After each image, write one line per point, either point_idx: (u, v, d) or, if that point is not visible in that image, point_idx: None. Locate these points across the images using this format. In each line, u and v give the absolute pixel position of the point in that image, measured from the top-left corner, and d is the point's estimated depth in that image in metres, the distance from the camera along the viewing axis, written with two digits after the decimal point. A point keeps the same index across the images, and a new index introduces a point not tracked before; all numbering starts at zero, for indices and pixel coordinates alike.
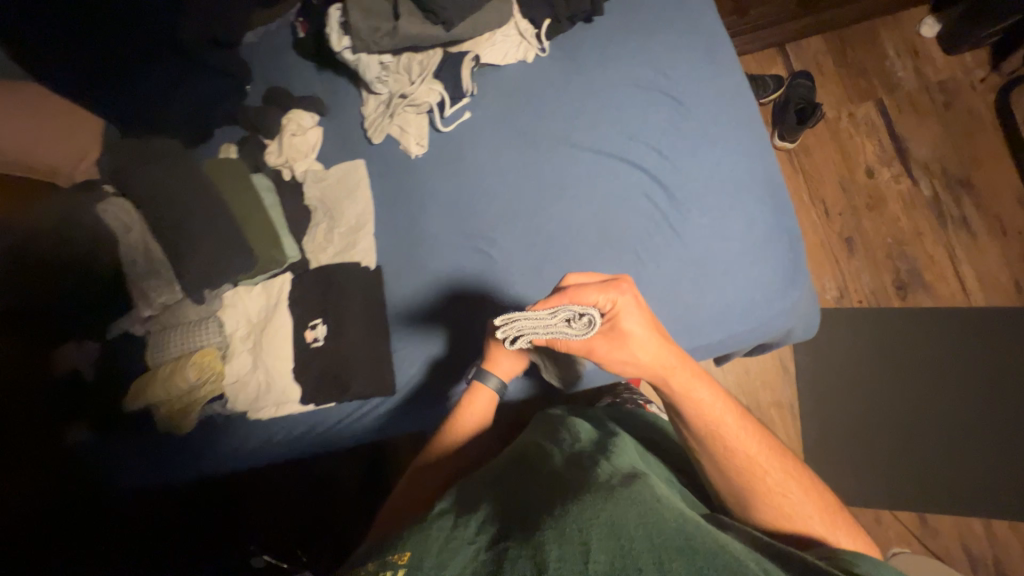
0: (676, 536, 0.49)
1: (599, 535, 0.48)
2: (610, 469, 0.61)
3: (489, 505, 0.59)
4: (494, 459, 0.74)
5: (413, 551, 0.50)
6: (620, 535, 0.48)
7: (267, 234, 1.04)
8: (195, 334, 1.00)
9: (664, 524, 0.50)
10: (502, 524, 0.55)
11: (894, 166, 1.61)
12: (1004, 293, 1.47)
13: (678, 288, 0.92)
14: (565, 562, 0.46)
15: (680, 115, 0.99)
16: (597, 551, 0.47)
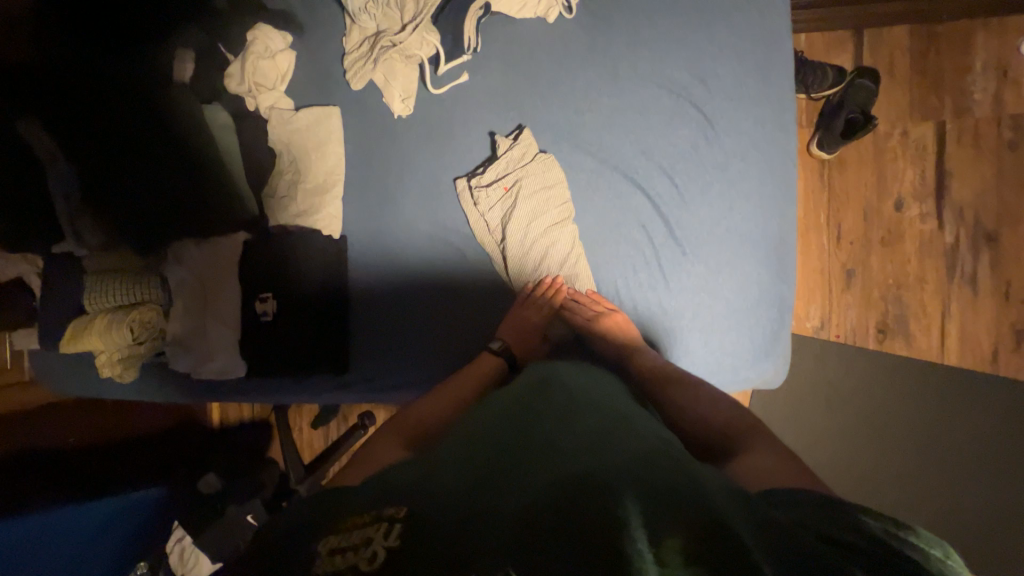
0: (668, 499, 0.49)
1: (593, 501, 0.48)
2: (603, 433, 0.61)
3: (485, 468, 0.57)
4: (488, 403, 0.74)
5: (408, 508, 0.50)
6: (611, 501, 0.48)
7: (223, 188, 0.95)
8: (136, 287, 0.94)
9: (663, 509, 0.47)
10: (498, 490, 0.53)
11: (926, 203, 1.47)
12: (979, 358, 1.45)
13: (649, 335, 0.88)
14: (557, 530, 0.46)
15: (704, 139, 0.87)
16: (589, 518, 0.46)
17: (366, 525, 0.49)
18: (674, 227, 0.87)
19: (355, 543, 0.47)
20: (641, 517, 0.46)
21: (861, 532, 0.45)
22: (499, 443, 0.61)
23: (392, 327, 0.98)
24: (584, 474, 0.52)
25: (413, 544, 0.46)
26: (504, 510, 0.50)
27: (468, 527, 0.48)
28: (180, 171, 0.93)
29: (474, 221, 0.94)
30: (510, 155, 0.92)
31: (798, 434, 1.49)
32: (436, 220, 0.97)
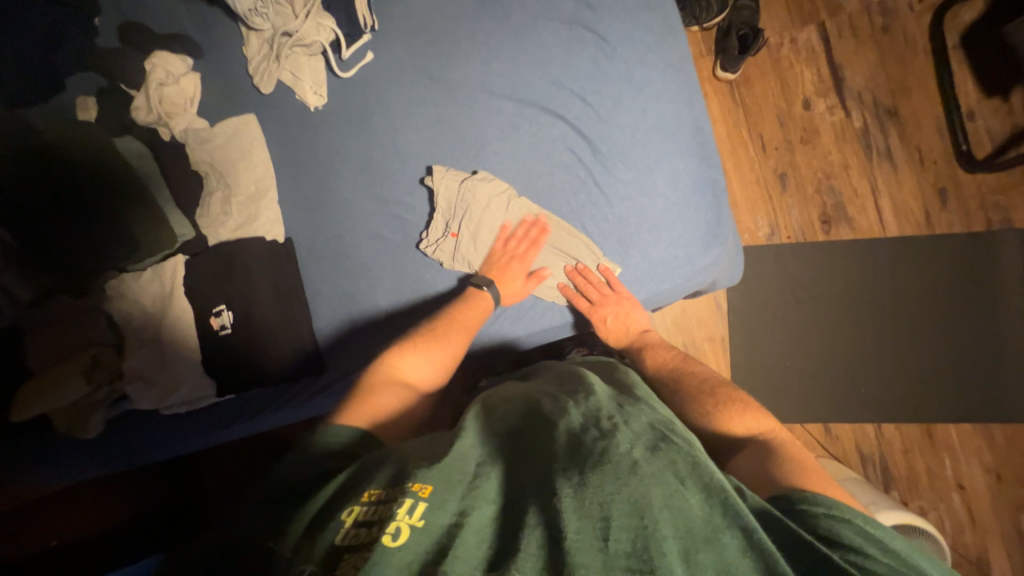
0: (701, 518, 0.49)
1: (622, 508, 0.48)
2: (633, 430, 0.58)
3: (509, 458, 0.58)
4: (508, 396, 0.73)
5: (434, 488, 0.51)
6: (643, 514, 0.48)
7: (146, 213, 0.91)
8: (83, 330, 0.90)
9: (690, 509, 0.50)
10: (521, 480, 0.54)
11: (830, 98, 1.59)
12: (914, 223, 1.55)
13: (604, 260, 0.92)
14: (584, 534, 0.46)
15: (603, 57, 0.93)
16: (618, 527, 0.47)
17: (386, 503, 0.51)
18: (598, 144, 0.92)
19: (376, 519, 0.50)
20: (676, 535, 0.47)
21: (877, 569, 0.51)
22: (520, 445, 0.60)
23: (357, 311, 0.97)
24: (614, 477, 0.50)
25: (434, 532, 0.48)
26: (530, 506, 0.50)
27: (492, 526, 0.50)
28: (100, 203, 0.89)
29: (447, 263, 0.95)
30: (446, 191, 0.93)
31: (780, 337, 1.54)
32: (375, 196, 0.98)
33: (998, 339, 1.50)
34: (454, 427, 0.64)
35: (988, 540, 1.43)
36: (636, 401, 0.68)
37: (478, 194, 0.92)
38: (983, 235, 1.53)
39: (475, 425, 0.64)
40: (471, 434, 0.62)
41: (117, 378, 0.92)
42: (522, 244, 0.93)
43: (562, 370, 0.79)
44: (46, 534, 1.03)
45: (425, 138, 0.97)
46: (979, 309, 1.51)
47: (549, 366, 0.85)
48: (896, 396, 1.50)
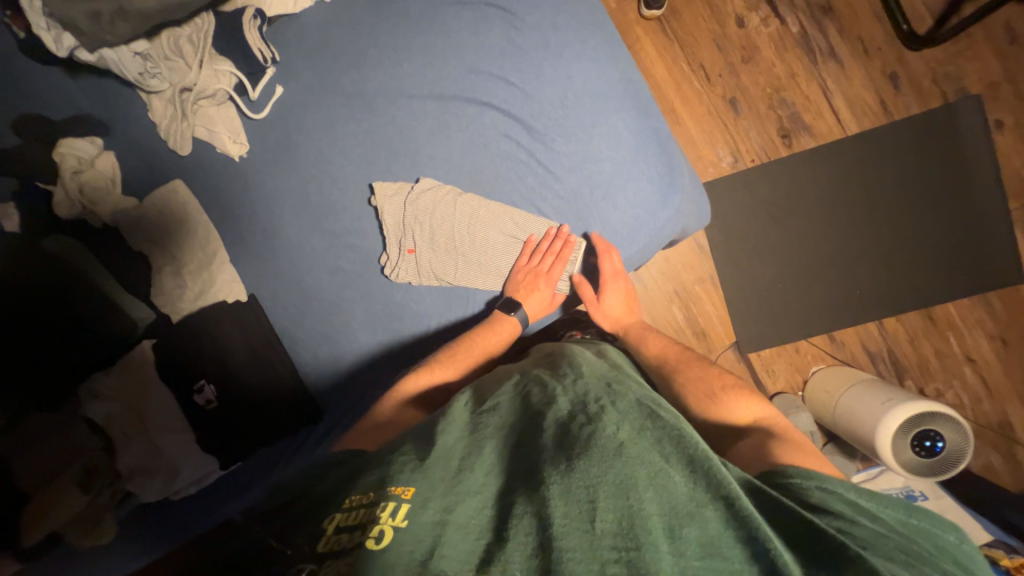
0: (687, 495, 0.51)
1: (607, 491, 0.50)
2: (618, 415, 0.60)
3: (494, 450, 0.59)
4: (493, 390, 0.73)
5: (417, 486, 0.51)
6: (630, 495, 0.49)
7: (100, 308, 0.89)
8: (66, 441, 0.85)
9: (674, 484, 0.51)
10: (508, 476, 0.55)
11: (761, 9, 1.55)
12: (873, 115, 1.53)
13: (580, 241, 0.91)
14: (570, 518, 0.47)
15: (514, 28, 0.89)
16: (603, 510, 0.48)
17: (370, 505, 0.51)
18: (531, 122, 0.89)
19: (359, 523, 0.49)
20: (660, 512, 0.49)
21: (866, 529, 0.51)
22: (506, 438, 0.61)
23: (342, 350, 0.96)
24: (599, 462, 0.52)
25: (421, 532, 0.48)
26: (517, 498, 0.51)
27: (479, 518, 0.51)
28: (47, 313, 0.86)
29: (416, 283, 0.93)
30: (394, 210, 0.91)
31: (766, 260, 1.54)
32: (325, 232, 0.95)
33: (977, 209, 1.49)
34: (442, 421, 0.64)
35: (1007, 403, 1.46)
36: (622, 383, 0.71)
37: (430, 236, 0.91)
38: (942, 109, 1.51)
39: (465, 414, 0.65)
40: (458, 428, 0.62)
41: (117, 478, 0.89)
42: (548, 259, 0.91)
43: (547, 362, 0.79)
44: None
45: (359, 160, 0.93)
46: (954, 183, 1.50)
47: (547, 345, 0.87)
48: (891, 291, 1.51)
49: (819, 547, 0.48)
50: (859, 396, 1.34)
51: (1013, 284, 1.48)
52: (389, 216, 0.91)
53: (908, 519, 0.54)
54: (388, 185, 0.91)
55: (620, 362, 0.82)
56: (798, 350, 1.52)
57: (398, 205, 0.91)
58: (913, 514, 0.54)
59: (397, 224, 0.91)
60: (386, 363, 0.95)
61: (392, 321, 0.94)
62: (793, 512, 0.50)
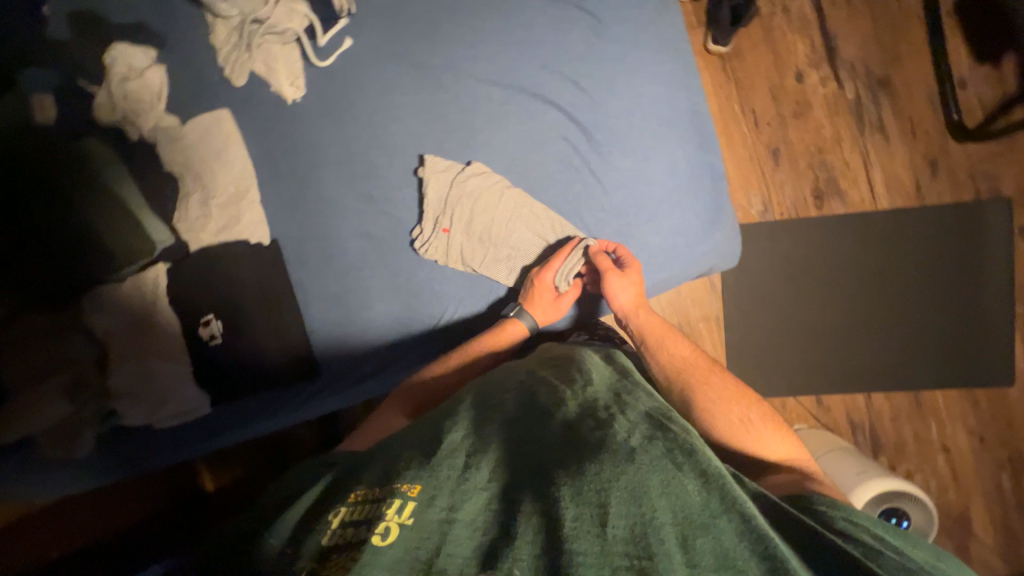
0: (700, 505, 0.51)
1: (619, 496, 0.50)
2: (629, 421, 0.60)
3: (499, 444, 0.59)
4: (499, 385, 0.73)
5: (423, 484, 0.52)
6: (641, 502, 0.50)
7: (121, 221, 0.86)
8: (61, 347, 0.85)
9: (687, 493, 0.52)
10: (513, 473, 0.55)
11: (823, 68, 1.56)
12: (906, 195, 1.55)
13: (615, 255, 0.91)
14: (581, 522, 0.48)
15: (595, 34, 0.89)
16: (615, 515, 0.49)
17: (379, 503, 0.51)
18: (592, 131, 0.89)
19: (366, 517, 0.50)
20: (672, 521, 0.49)
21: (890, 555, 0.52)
22: (514, 436, 0.61)
23: (353, 314, 0.95)
24: (611, 468, 0.52)
25: (428, 529, 0.48)
26: (525, 501, 0.51)
27: (483, 516, 0.51)
28: (65, 217, 0.84)
29: (445, 263, 0.93)
30: (437, 187, 0.90)
31: (774, 313, 1.56)
32: (362, 194, 0.94)
33: (984, 306, 1.53)
34: (445, 418, 0.65)
35: (971, 497, 1.50)
36: (632, 387, 0.71)
37: (470, 205, 0.91)
38: (972, 204, 1.54)
39: (469, 411, 0.66)
40: (463, 424, 0.62)
41: (104, 395, 0.88)
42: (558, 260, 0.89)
43: (555, 358, 0.80)
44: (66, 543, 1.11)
45: (413, 130, 0.92)
46: (969, 278, 1.53)
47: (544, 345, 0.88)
48: (886, 368, 1.54)
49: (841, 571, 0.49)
50: (837, 461, 1.35)
51: (1001, 387, 1.52)
52: (431, 190, 0.91)
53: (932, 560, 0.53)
54: (439, 161, 0.91)
55: (631, 362, 0.82)
56: (785, 406, 1.54)
57: (442, 181, 0.90)
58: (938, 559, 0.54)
59: (440, 202, 0.90)
60: (396, 336, 0.95)
61: (411, 296, 0.94)
62: (807, 534, 0.53)
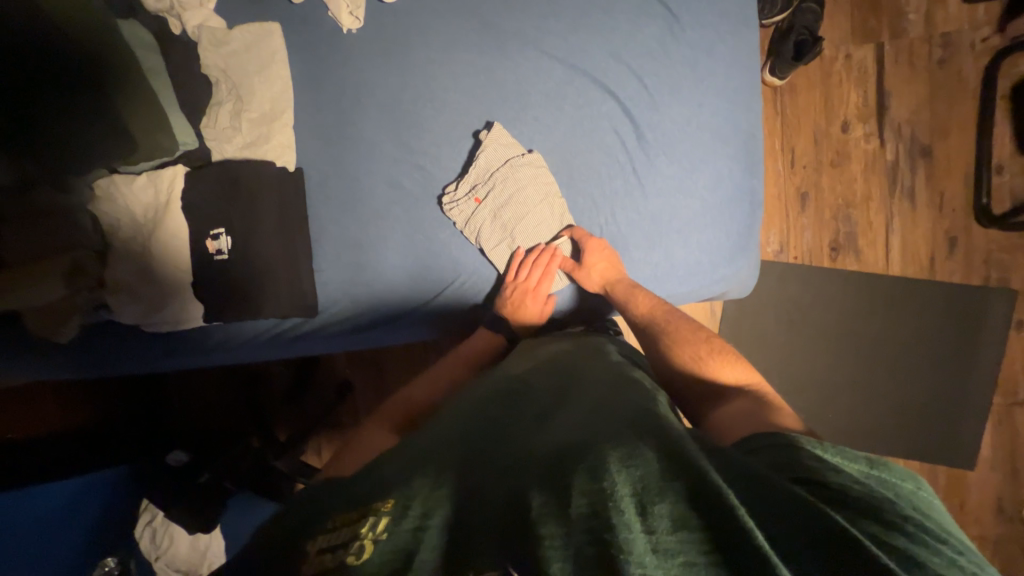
0: (659, 471, 0.47)
1: (582, 477, 0.46)
2: (596, 414, 0.58)
3: (469, 449, 0.57)
4: (477, 394, 0.72)
5: (396, 497, 0.48)
6: (601, 478, 0.46)
7: (148, 113, 0.82)
8: (63, 230, 0.81)
9: (646, 461, 0.48)
10: (480, 475, 0.53)
11: (870, 124, 1.56)
12: (918, 266, 1.57)
13: (636, 269, 0.95)
14: (548, 508, 0.44)
15: (671, 33, 0.93)
16: (577, 493, 0.45)
17: (353, 521, 0.46)
18: (644, 131, 0.93)
19: (342, 540, 0.44)
20: (630, 489, 0.45)
21: (845, 496, 0.48)
22: (486, 440, 0.58)
23: (365, 262, 0.93)
24: (575, 456, 0.49)
25: (400, 537, 0.44)
26: (493, 506, 0.48)
27: (454, 521, 0.47)
28: (83, 94, 0.78)
29: (471, 231, 0.93)
30: (489, 153, 0.91)
31: (766, 352, 1.57)
32: (400, 142, 0.92)
33: (968, 389, 1.55)
34: (412, 437, 0.63)
35: None
36: (605, 380, 0.68)
37: (486, 160, 0.91)
38: (980, 289, 1.56)
39: (440, 424, 0.64)
40: (436, 437, 0.61)
41: (99, 287, 0.85)
42: (536, 271, 0.93)
43: (538, 361, 0.79)
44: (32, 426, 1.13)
45: (468, 91, 0.92)
46: (960, 358, 1.55)
47: (531, 345, 0.87)
48: (861, 429, 1.56)
49: (803, 518, 0.44)
50: None
51: (967, 469, 1.54)
52: (485, 155, 0.91)
53: (869, 468, 0.52)
54: (502, 131, 0.91)
55: (613, 350, 0.81)
56: None
57: (493, 149, 0.91)
58: (875, 463, 0.53)
59: (484, 171, 0.91)
60: (402, 292, 0.94)
61: (428, 256, 0.94)
62: (767, 481, 0.48)
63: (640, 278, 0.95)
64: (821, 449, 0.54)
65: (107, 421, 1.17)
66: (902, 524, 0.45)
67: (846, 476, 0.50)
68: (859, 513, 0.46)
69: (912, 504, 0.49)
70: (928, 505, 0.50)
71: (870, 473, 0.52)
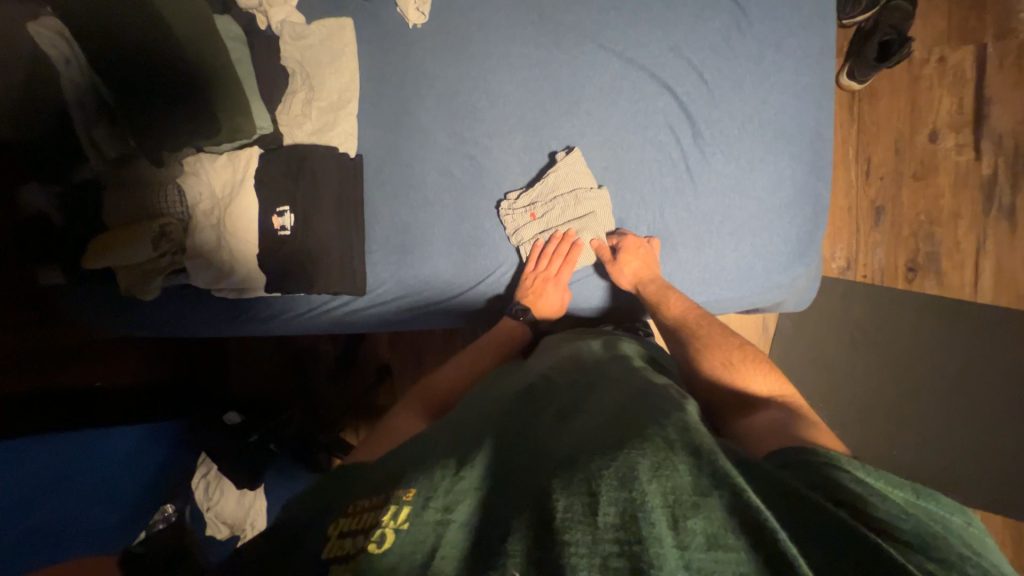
0: (691, 483, 0.44)
1: (609, 484, 0.44)
2: (624, 413, 0.55)
3: (492, 440, 0.55)
4: (498, 388, 0.71)
5: (418, 488, 0.48)
6: (630, 486, 0.43)
7: (231, 97, 0.89)
8: (156, 200, 0.91)
9: (677, 472, 0.45)
10: (502, 466, 0.51)
11: (964, 134, 1.41)
12: (1014, 295, 1.39)
13: (683, 271, 0.92)
14: (573, 513, 0.43)
15: (737, 28, 0.90)
16: (604, 502, 0.43)
17: (376, 509, 0.47)
18: (701, 128, 0.90)
19: (365, 527, 0.46)
20: (662, 502, 0.42)
21: (902, 532, 0.43)
22: (506, 429, 0.57)
23: (413, 249, 0.97)
24: (602, 458, 0.47)
25: (422, 531, 0.44)
26: (515, 504, 0.46)
27: (475, 520, 0.46)
28: (177, 75, 0.85)
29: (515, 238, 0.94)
30: (561, 175, 0.90)
31: (821, 374, 1.47)
32: (454, 132, 0.95)
33: None
34: (432, 427, 0.63)
35: None
36: (634, 380, 0.66)
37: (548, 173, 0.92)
38: None
39: (458, 416, 0.65)
40: (456, 428, 0.60)
41: (181, 253, 0.94)
42: (555, 262, 0.92)
43: (563, 356, 0.77)
44: (96, 376, 1.25)
45: (522, 84, 0.93)
46: None
47: (551, 340, 0.87)
48: None
49: (854, 552, 0.39)
50: None
51: None
52: (554, 175, 0.91)
53: (914, 498, 0.47)
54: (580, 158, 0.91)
55: (636, 351, 0.79)
56: None
57: (562, 168, 0.90)
58: (920, 492, 0.47)
59: (546, 187, 0.91)
60: (445, 276, 0.97)
61: (472, 246, 0.97)
62: (806, 498, 0.44)
63: (684, 281, 0.92)
64: (863, 471, 0.49)
65: (170, 379, 1.29)
66: (962, 567, 0.40)
67: (899, 507, 0.45)
68: (920, 553, 0.41)
69: (966, 542, 0.43)
70: (980, 543, 0.44)
71: (915, 503, 0.46)
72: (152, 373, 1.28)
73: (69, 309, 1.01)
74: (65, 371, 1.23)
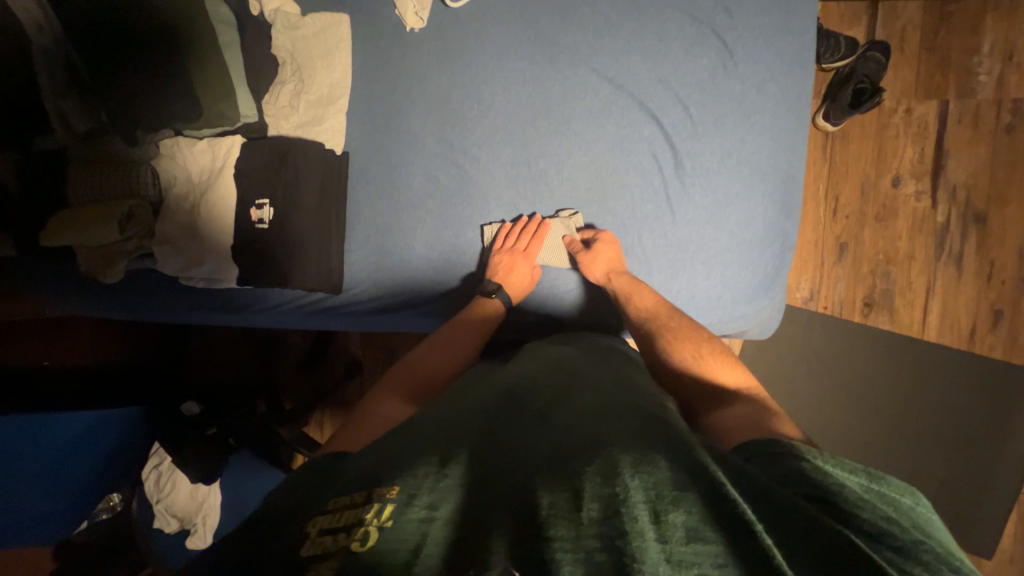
0: (671, 479, 0.46)
1: (593, 481, 0.46)
2: (606, 413, 0.57)
3: (474, 439, 0.55)
4: (478, 384, 0.71)
5: (403, 485, 0.47)
6: (613, 482, 0.45)
7: (215, 82, 0.87)
8: (126, 178, 0.88)
9: (658, 466, 0.47)
10: (485, 463, 0.52)
11: (922, 182, 1.51)
12: (956, 336, 1.49)
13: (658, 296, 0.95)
14: (558, 509, 0.44)
15: (723, 66, 0.94)
16: (588, 498, 0.45)
17: (357, 506, 0.45)
18: (682, 159, 0.93)
19: (348, 525, 0.44)
20: (644, 497, 0.44)
21: (853, 518, 0.46)
22: (490, 427, 0.58)
23: (394, 251, 0.97)
24: (584, 456, 0.49)
25: (406, 530, 0.43)
26: (500, 504, 0.46)
27: (460, 516, 0.46)
28: (160, 56, 0.84)
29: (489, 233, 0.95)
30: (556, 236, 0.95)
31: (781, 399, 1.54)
32: (444, 138, 0.96)
33: None
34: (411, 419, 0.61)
35: None
36: (613, 381, 0.67)
37: (533, 192, 0.96)
38: None
39: (437, 409, 0.64)
40: (437, 421, 0.60)
41: (148, 236, 0.90)
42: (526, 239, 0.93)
43: (542, 359, 0.76)
44: (41, 354, 1.17)
45: (513, 98, 0.95)
46: None
47: (530, 348, 0.85)
48: None
49: (816, 540, 0.42)
50: None
51: (989, 563, 1.41)
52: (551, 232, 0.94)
53: (869, 483, 0.49)
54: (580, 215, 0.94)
55: (620, 355, 0.80)
56: None
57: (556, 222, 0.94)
58: (874, 477, 0.50)
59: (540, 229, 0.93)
60: (424, 282, 0.97)
61: (453, 255, 0.97)
62: (767, 487, 0.47)
63: None
64: (822, 458, 0.52)
65: (125, 361, 1.22)
66: (914, 555, 0.43)
67: (858, 496, 0.48)
68: (871, 540, 0.44)
69: (914, 523, 0.46)
70: (928, 524, 0.47)
71: (870, 488, 0.49)
72: (105, 354, 1.21)
73: (27, 281, 0.97)
74: (9, 348, 1.15)
